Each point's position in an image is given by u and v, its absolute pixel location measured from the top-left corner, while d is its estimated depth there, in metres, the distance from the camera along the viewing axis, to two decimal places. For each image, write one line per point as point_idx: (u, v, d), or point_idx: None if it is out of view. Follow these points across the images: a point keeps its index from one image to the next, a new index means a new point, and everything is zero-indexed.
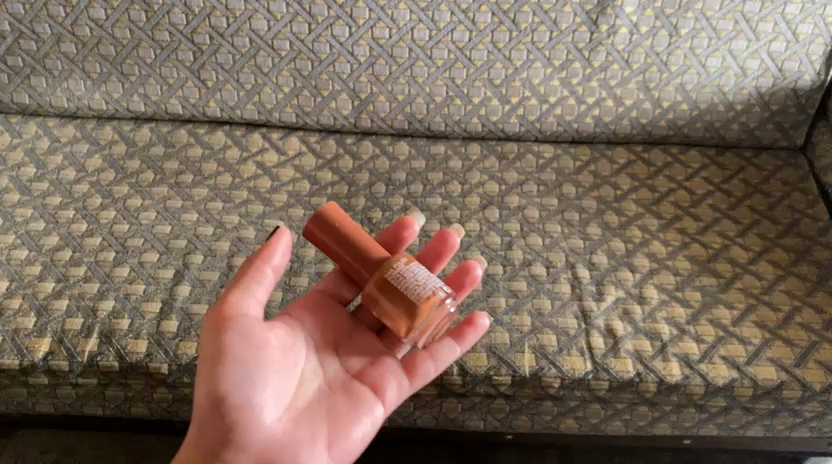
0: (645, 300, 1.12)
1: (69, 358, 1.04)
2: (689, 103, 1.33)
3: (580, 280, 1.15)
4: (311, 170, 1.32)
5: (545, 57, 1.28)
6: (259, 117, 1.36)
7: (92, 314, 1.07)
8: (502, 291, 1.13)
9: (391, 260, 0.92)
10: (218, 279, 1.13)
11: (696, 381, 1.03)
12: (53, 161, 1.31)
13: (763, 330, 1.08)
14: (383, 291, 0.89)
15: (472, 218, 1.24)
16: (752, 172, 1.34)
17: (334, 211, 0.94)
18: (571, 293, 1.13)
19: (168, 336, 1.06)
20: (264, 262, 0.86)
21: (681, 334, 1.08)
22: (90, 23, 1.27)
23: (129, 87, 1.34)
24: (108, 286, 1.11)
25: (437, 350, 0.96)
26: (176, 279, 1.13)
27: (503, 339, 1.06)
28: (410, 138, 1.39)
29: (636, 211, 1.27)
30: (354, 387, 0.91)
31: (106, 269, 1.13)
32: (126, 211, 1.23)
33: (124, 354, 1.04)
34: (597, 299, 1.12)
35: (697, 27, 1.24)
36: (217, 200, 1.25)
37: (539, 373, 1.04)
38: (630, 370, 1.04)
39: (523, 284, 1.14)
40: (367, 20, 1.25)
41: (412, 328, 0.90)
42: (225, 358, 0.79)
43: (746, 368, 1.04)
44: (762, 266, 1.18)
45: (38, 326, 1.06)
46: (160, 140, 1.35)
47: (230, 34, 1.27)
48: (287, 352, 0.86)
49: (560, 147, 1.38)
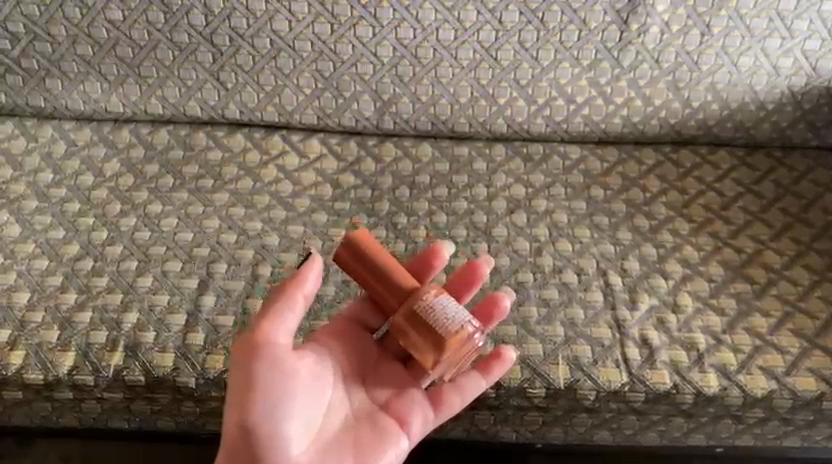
0: (680, 309, 1.08)
1: (93, 373, 0.99)
2: (720, 103, 1.27)
3: (612, 287, 1.10)
4: (333, 174, 1.27)
5: (573, 57, 1.23)
6: (279, 119, 1.30)
7: (116, 326, 1.02)
8: (533, 300, 1.08)
9: (422, 291, 0.88)
10: (243, 288, 1.08)
11: (734, 393, 0.99)
12: (110, 167, 1.26)
13: (801, 339, 1.04)
14: (412, 325, 0.86)
15: (498, 224, 1.20)
16: (783, 174, 1.29)
17: (368, 237, 0.90)
18: (604, 301, 1.08)
19: (194, 349, 1.00)
20: (297, 289, 0.83)
21: (717, 344, 1.03)
22: (107, 25, 1.21)
23: (145, 90, 1.27)
24: (131, 297, 1.06)
25: (464, 384, 0.94)
26: (200, 290, 1.07)
27: (536, 351, 1.01)
28: (433, 139, 1.33)
29: (667, 214, 1.23)
30: (378, 419, 0.89)
31: (129, 279, 1.08)
32: (148, 219, 1.18)
33: (151, 368, 0.99)
34: (630, 308, 1.07)
35: (729, 26, 1.19)
36: (239, 206, 1.21)
37: (574, 385, 0.99)
38: (667, 382, 1.00)
39: (555, 292, 1.09)
40: (391, 20, 1.20)
41: (438, 362, 0.87)
42: (258, 388, 0.78)
43: (786, 378, 1.00)
44: (797, 272, 1.14)
45: (62, 338, 1.01)
46: (178, 143, 1.30)
47: (250, 35, 1.21)
48: (314, 379, 0.84)
49: (586, 148, 1.32)
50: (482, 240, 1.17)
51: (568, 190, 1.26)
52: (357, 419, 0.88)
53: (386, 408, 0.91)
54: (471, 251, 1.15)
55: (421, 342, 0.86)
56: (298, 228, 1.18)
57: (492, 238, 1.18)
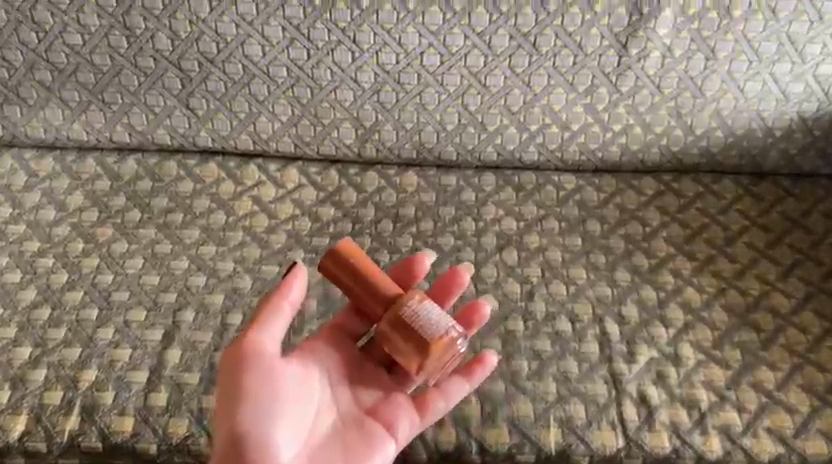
0: (681, 361, 1.00)
1: (47, 440, 0.91)
2: (724, 130, 1.19)
3: (608, 337, 1.02)
4: (310, 206, 1.20)
5: (568, 83, 1.14)
6: (254, 147, 1.22)
7: (73, 386, 0.95)
8: (524, 352, 1.00)
9: (405, 297, 0.86)
10: (211, 340, 1.01)
11: (739, 458, 0.92)
12: (73, 200, 1.18)
13: (811, 397, 0.97)
14: (395, 330, 0.84)
15: (487, 264, 1.12)
16: (792, 205, 1.21)
17: (352, 246, 0.90)
18: (600, 354, 1.00)
19: (156, 412, 0.93)
20: (283, 298, 0.83)
21: (720, 402, 0.96)
22: (66, 49, 1.12)
23: (111, 117, 1.19)
24: (90, 351, 0.98)
25: (448, 389, 0.89)
26: (165, 343, 1.00)
27: (526, 411, 0.94)
28: (419, 167, 1.25)
29: (668, 252, 1.15)
30: (366, 424, 0.85)
31: (88, 330, 1.01)
32: (112, 259, 1.11)
33: (108, 434, 0.92)
34: (628, 361, 1.00)
35: (737, 50, 1.10)
36: (211, 244, 1.14)
37: (567, 451, 0.92)
38: (667, 446, 0.93)
39: (547, 343, 1.01)
40: (372, 45, 1.10)
41: (423, 366, 0.85)
42: (246, 395, 0.77)
43: (794, 442, 0.93)
44: (807, 317, 1.07)
45: (13, 401, 0.94)
46: (147, 173, 1.22)
47: (221, 60, 1.12)
48: (302, 385, 0.82)
49: (582, 177, 1.24)
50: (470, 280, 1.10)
51: (562, 223, 1.18)
52: (344, 424, 0.84)
53: (373, 414, 0.86)
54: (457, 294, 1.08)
55: (405, 346, 0.84)
56: (272, 267, 1.11)
57: (480, 278, 1.10)
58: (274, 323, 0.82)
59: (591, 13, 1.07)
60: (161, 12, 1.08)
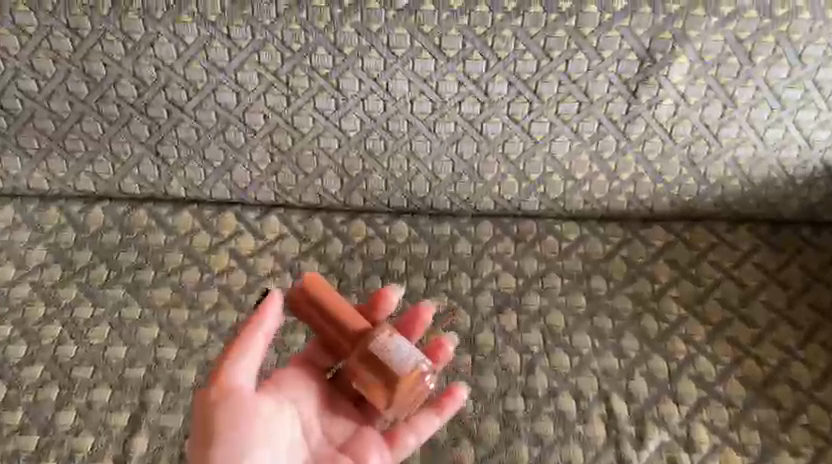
0: (694, 446, 0.93)
1: None
2: (741, 178, 1.09)
3: (616, 418, 0.95)
4: (292, 259, 1.11)
5: (572, 131, 1.04)
6: (231, 195, 1.12)
7: None
8: (525, 436, 0.93)
9: (375, 329, 0.81)
10: (181, 424, 0.94)
11: None
12: (34, 255, 1.09)
13: None
14: (364, 365, 0.79)
15: (483, 330, 1.03)
16: (812, 257, 1.12)
17: (319, 280, 0.85)
18: (607, 438, 0.93)
19: None
20: (257, 327, 0.79)
21: None
22: (21, 95, 1.02)
23: (74, 165, 1.09)
24: (48, 440, 0.92)
25: (418, 421, 0.86)
26: (131, 428, 0.93)
27: None
28: (410, 215, 1.15)
29: (679, 314, 1.06)
30: (339, 463, 0.81)
31: (48, 414, 0.94)
32: (75, 328, 1.02)
33: None
34: (637, 446, 0.93)
35: (757, 97, 1.00)
36: (183, 307, 1.05)
37: None
38: None
39: (550, 425, 0.94)
40: (358, 93, 1.00)
41: (392, 400, 0.80)
42: (217, 433, 0.74)
43: None
44: (829, 392, 0.99)
45: None
46: (116, 224, 1.13)
47: (192, 107, 1.02)
48: (279, 416, 0.79)
49: (586, 226, 1.15)
50: (465, 349, 1.01)
51: (565, 279, 1.09)
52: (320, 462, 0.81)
53: (345, 450, 0.82)
54: (451, 366, 0.99)
55: (374, 381, 0.80)
56: None
57: (477, 349, 1.01)
58: (251, 349, 0.78)
59: (600, 59, 0.96)
60: (122, 58, 0.97)
